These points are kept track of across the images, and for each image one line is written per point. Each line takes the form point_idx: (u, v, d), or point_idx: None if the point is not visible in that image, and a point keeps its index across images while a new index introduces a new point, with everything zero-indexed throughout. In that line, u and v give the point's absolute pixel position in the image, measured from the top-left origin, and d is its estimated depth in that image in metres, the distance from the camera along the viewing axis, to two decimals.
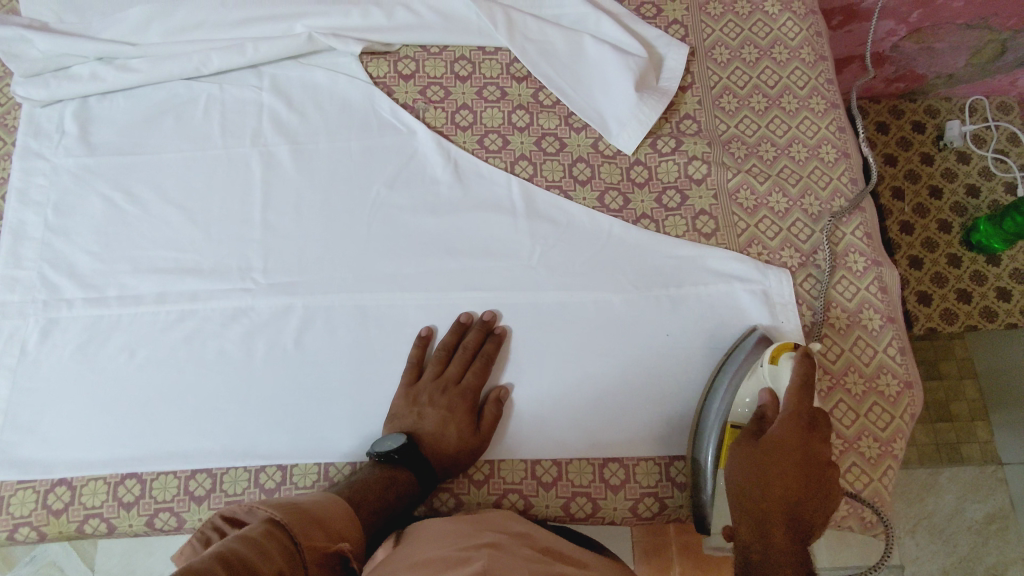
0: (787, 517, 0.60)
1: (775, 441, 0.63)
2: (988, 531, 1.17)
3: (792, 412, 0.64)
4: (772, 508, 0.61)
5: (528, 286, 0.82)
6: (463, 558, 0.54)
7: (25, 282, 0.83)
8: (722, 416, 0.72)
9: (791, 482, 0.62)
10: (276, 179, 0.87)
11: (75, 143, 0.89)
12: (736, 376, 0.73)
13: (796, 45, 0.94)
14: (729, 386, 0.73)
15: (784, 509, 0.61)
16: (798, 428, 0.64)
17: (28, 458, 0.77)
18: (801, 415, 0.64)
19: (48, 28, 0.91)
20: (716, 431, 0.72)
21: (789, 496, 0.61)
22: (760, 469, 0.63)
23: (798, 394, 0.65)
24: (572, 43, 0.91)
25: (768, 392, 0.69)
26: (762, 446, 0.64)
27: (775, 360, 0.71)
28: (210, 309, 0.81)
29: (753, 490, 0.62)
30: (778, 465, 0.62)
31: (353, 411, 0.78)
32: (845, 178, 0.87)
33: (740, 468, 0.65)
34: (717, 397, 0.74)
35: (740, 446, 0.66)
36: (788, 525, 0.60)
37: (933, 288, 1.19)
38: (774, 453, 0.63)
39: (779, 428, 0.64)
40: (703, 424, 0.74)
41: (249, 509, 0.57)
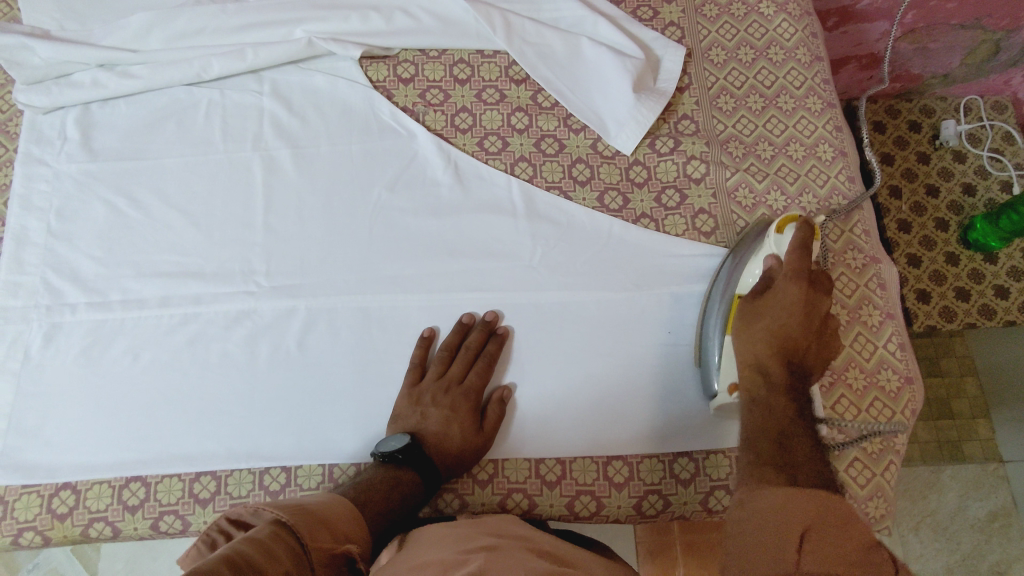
0: (786, 360, 0.66)
1: (780, 297, 0.68)
2: (991, 529, 1.17)
3: (792, 269, 0.69)
4: (775, 352, 0.66)
5: (530, 287, 0.83)
6: (461, 560, 0.54)
7: (28, 287, 0.83)
8: (728, 290, 0.76)
9: (793, 329, 0.66)
10: (277, 182, 0.87)
11: (78, 149, 0.89)
12: (742, 256, 0.77)
13: (791, 45, 0.95)
14: (735, 265, 0.77)
15: (785, 352, 0.66)
16: (800, 284, 0.68)
17: (32, 462, 0.77)
18: (803, 271, 0.69)
19: (50, 36, 0.91)
20: (724, 300, 0.76)
21: (790, 345, 0.66)
22: (766, 321, 0.67)
23: (798, 254, 0.69)
24: (570, 46, 0.92)
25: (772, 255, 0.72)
26: (767, 303, 0.69)
27: (780, 231, 0.74)
28: (213, 312, 0.81)
29: (757, 339, 0.67)
30: (781, 315, 0.67)
31: (357, 412, 0.78)
32: (843, 177, 0.88)
33: (744, 324, 0.69)
34: (724, 275, 0.78)
35: (747, 305, 0.70)
36: (788, 368, 0.65)
37: (932, 286, 1.20)
38: (776, 306, 0.68)
39: (783, 284, 0.69)
40: (713, 299, 0.78)
41: (256, 511, 0.57)
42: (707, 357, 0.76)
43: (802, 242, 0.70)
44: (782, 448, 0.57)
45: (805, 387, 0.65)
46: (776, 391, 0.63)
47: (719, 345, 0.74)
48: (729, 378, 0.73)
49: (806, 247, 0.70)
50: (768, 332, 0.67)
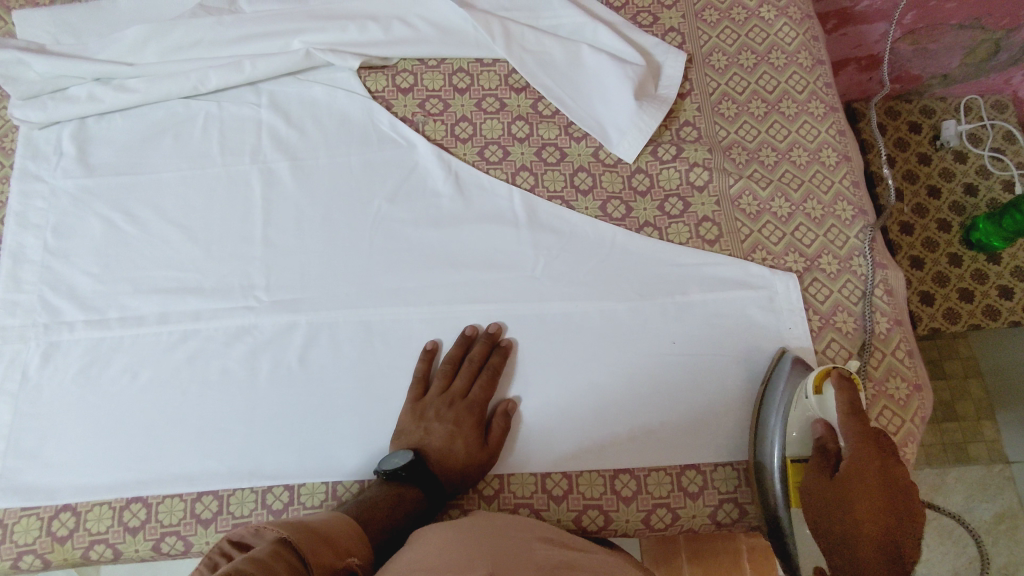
0: (884, 551, 0.58)
1: (851, 475, 0.62)
2: (998, 530, 1.16)
3: (856, 441, 0.63)
4: (866, 544, 0.59)
5: (533, 298, 0.82)
6: (471, 559, 0.51)
7: (25, 305, 0.82)
8: (780, 455, 0.71)
9: (875, 510, 0.60)
10: (276, 196, 0.86)
11: (74, 164, 0.88)
12: (783, 409, 0.72)
13: (793, 49, 0.94)
14: (778, 423, 0.72)
15: (882, 540, 0.59)
16: (868, 456, 0.62)
17: (31, 484, 0.76)
18: (867, 439, 0.63)
19: (45, 50, 0.90)
20: (779, 473, 0.70)
21: (879, 534, 0.59)
22: (840, 506, 0.62)
23: (853, 420, 0.64)
24: (570, 53, 0.91)
25: (821, 422, 0.67)
26: (839, 483, 0.63)
27: (820, 390, 0.69)
28: (213, 329, 0.80)
29: (844, 530, 0.61)
30: (856, 497, 0.61)
31: (360, 427, 0.77)
32: (847, 181, 0.87)
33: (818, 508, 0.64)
34: (772, 431, 0.72)
35: (813, 481, 0.66)
36: (888, 562, 0.57)
37: (934, 288, 1.20)
38: (852, 488, 0.62)
39: (852, 461, 0.62)
40: (764, 468, 0.72)
41: (257, 532, 0.55)
42: (780, 531, 0.72)
43: (851, 405, 0.65)
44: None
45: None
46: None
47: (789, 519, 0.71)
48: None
49: (858, 409, 0.65)
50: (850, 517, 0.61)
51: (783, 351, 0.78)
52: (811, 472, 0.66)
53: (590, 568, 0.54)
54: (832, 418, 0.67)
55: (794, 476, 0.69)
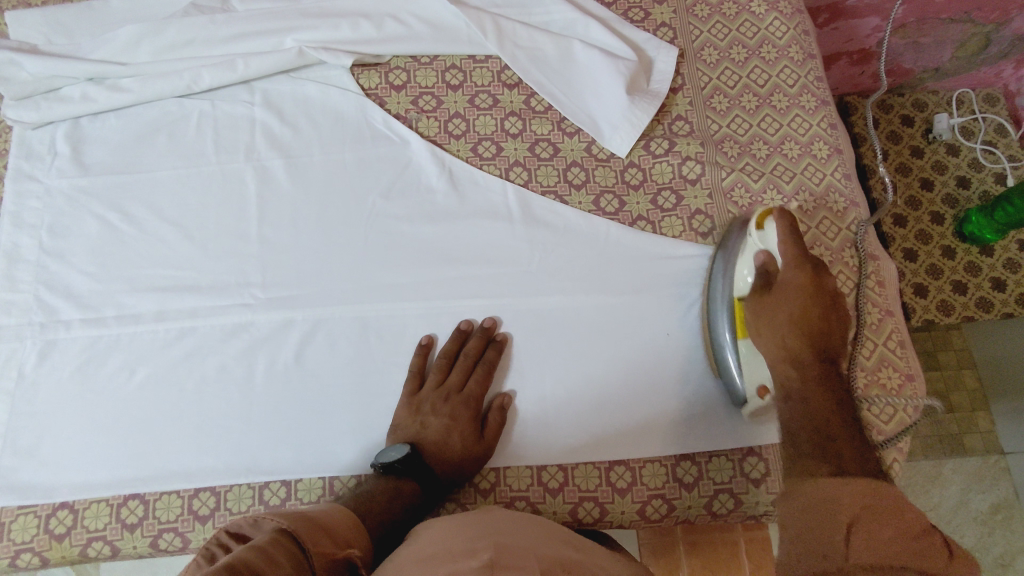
0: (817, 349, 0.63)
1: (790, 288, 0.66)
2: (993, 521, 1.17)
3: (793, 258, 0.67)
4: (801, 351, 0.63)
5: (528, 292, 0.82)
6: (470, 548, 0.52)
7: (21, 305, 0.82)
8: (728, 294, 0.75)
9: (812, 318, 0.64)
10: (271, 193, 0.87)
11: (68, 163, 0.88)
12: (731, 256, 0.77)
13: (784, 44, 0.95)
14: (726, 270, 0.76)
15: (812, 337, 0.64)
16: (803, 272, 0.66)
17: (28, 483, 0.76)
18: (806, 258, 0.66)
19: (38, 50, 0.91)
20: (726, 308, 0.74)
21: (810, 339, 0.63)
22: (778, 318, 0.66)
23: (792, 243, 0.67)
24: (561, 49, 0.92)
25: (762, 252, 0.71)
26: (779, 295, 0.66)
27: (761, 227, 0.73)
28: (209, 325, 0.81)
29: (785, 333, 0.64)
30: (793, 307, 0.65)
31: (357, 422, 0.77)
32: (839, 174, 0.88)
33: (759, 319, 0.67)
34: (720, 276, 0.77)
35: (755, 301, 0.69)
36: (820, 355, 0.63)
37: (928, 280, 1.22)
38: (789, 299, 0.65)
39: (792, 274, 0.66)
40: (714, 309, 0.76)
41: (255, 522, 0.56)
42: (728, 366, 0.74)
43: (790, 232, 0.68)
44: (829, 453, 0.53)
45: (837, 374, 0.62)
46: (812, 395, 0.60)
47: (735, 351, 0.73)
48: (758, 379, 0.72)
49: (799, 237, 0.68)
50: (789, 324, 0.64)
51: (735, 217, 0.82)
52: (753, 294, 0.69)
53: (588, 562, 0.55)
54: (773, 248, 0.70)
55: (740, 308, 0.73)
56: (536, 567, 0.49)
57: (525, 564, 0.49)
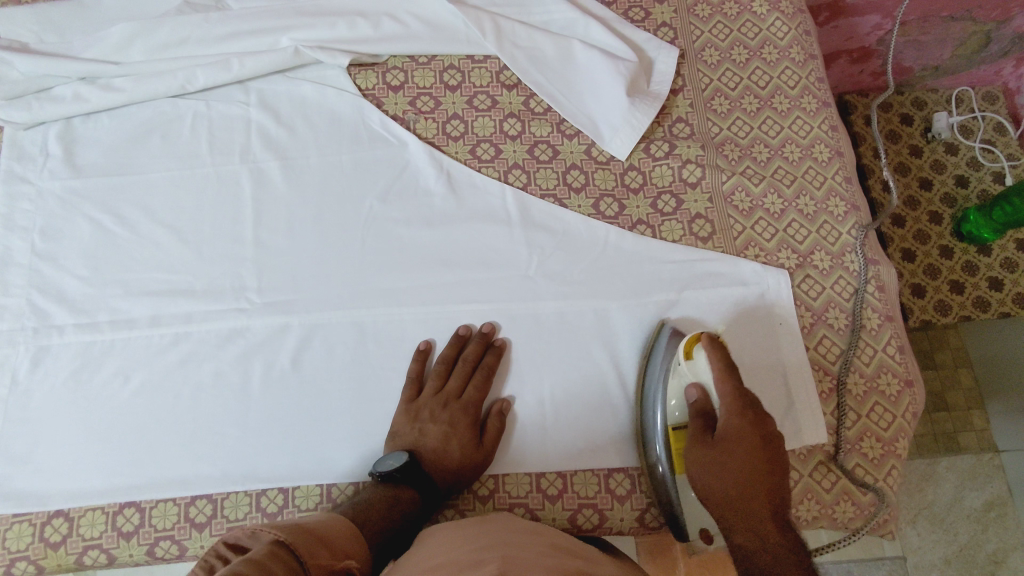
0: (767, 503, 0.63)
1: (734, 436, 0.66)
2: (987, 518, 1.17)
3: (731, 399, 0.66)
4: (751, 503, 0.63)
5: (528, 298, 0.82)
6: (475, 561, 0.52)
7: (13, 310, 0.81)
8: (663, 424, 0.73)
9: (757, 467, 0.64)
10: (267, 196, 0.86)
11: (61, 165, 0.87)
12: (663, 376, 0.75)
13: (785, 44, 0.94)
14: (659, 394, 0.75)
15: (760, 483, 0.64)
16: (743, 416, 0.66)
17: (22, 491, 0.75)
18: (744, 403, 0.67)
19: (29, 49, 0.89)
20: (662, 438, 0.73)
21: (755, 488, 0.64)
22: (725, 468, 0.65)
23: (729, 383, 0.67)
24: (561, 49, 0.91)
25: (696, 386, 0.71)
26: (722, 443, 0.66)
27: (690, 355, 0.72)
28: (205, 331, 0.80)
29: (731, 488, 0.65)
30: (740, 456, 0.65)
31: (354, 429, 0.77)
32: (840, 177, 0.87)
33: (706, 469, 0.67)
34: (653, 400, 0.75)
35: (695, 445, 0.68)
36: (770, 507, 0.63)
37: (926, 281, 1.22)
38: (733, 447, 0.65)
39: (733, 421, 0.66)
40: (649, 438, 0.75)
41: (253, 534, 0.56)
42: (669, 500, 0.73)
43: (725, 363, 0.68)
44: None
45: (790, 525, 0.62)
46: (775, 551, 0.60)
47: (674, 486, 0.72)
48: (698, 522, 0.73)
49: (734, 374, 0.67)
50: (738, 478, 0.64)
51: (662, 322, 0.80)
52: (692, 436, 0.69)
53: (593, 572, 0.55)
54: (705, 379, 0.70)
55: (676, 441, 0.72)
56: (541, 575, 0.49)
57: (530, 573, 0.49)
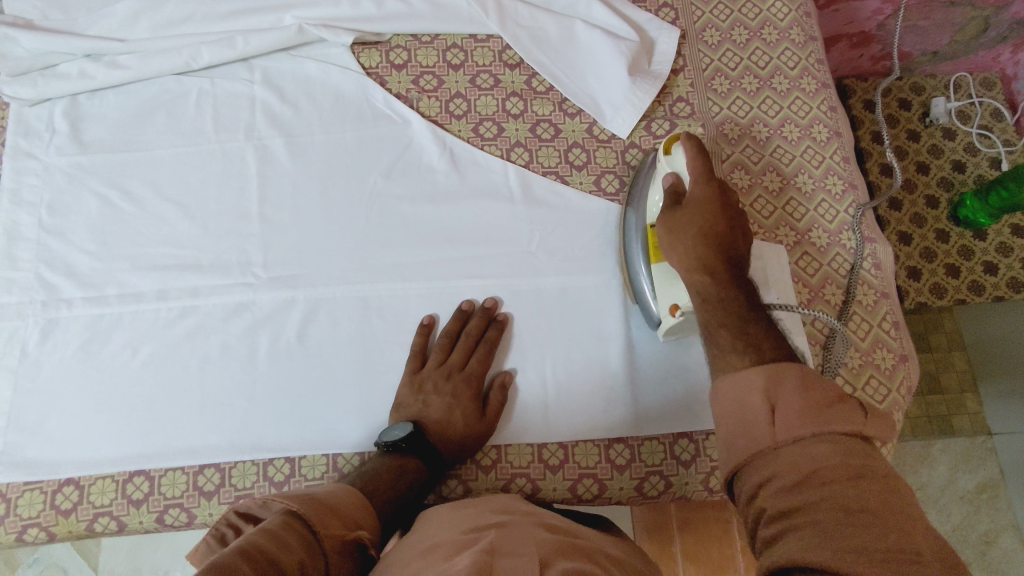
0: (724, 255, 0.66)
1: (698, 203, 0.68)
2: (979, 500, 1.20)
3: (699, 174, 0.69)
4: (709, 253, 0.66)
5: (529, 272, 0.83)
6: (471, 539, 0.53)
7: (22, 283, 0.82)
8: (642, 220, 0.78)
9: (718, 226, 0.66)
10: (272, 172, 0.86)
11: (67, 141, 0.88)
12: (645, 185, 0.80)
13: (785, 25, 0.95)
14: (641, 198, 0.80)
15: (718, 239, 0.66)
16: (708, 186, 0.68)
17: (32, 460, 0.76)
18: (712, 175, 0.69)
19: (34, 26, 0.90)
20: (640, 233, 0.78)
21: (713, 242, 0.66)
22: (689, 231, 0.67)
23: (700, 161, 0.69)
24: (564, 28, 0.91)
25: (670, 175, 0.72)
26: (687, 211, 0.68)
27: (669, 152, 0.74)
28: (211, 305, 0.81)
29: (693, 246, 0.66)
30: (703, 219, 0.67)
31: (359, 400, 0.78)
32: (838, 156, 0.89)
33: (670, 235, 0.69)
34: (635, 209, 0.80)
35: (663, 217, 0.70)
36: (726, 256, 0.65)
37: (922, 263, 1.24)
38: (699, 211, 0.67)
39: (700, 189, 0.68)
40: (629, 236, 0.80)
41: (265, 504, 0.57)
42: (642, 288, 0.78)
43: (699, 151, 0.70)
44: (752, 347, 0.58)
45: (742, 273, 0.65)
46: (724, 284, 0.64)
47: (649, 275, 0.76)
48: (669, 300, 0.73)
49: (706, 156, 0.70)
50: (697, 236, 0.66)
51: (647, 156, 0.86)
52: (663, 210, 0.70)
53: (588, 548, 0.56)
54: (680, 168, 0.72)
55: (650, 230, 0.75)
56: (535, 551, 0.51)
57: (524, 550, 0.50)
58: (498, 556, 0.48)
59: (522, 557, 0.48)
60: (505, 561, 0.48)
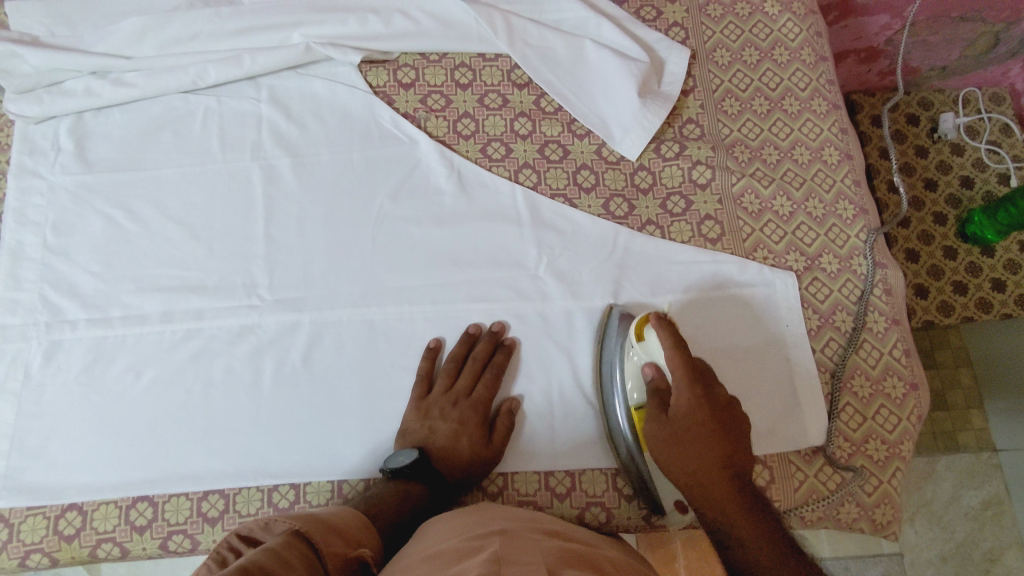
0: (728, 470, 0.66)
1: (686, 412, 0.67)
2: (984, 517, 1.19)
3: (681, 376, 0.66)
4: (710, 466, 0.66)
5: (537, 297, 0.82)
6: (472, 548, 0.53)
7: (26, 304, 0.82)
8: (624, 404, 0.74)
9: (709, 435, 0.66)
10: (278, 192, 0.86)
11: (72, 160, 0.87)
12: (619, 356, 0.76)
13: (796, 46, 0.94)
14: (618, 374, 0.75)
15: (719, 452, 0.66)
16: (690, 388, 0.66)
17: (35, 484, 0.76)
18: (694, 376, 0.67)
19: (40, 43, 0.89)
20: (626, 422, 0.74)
21: (711, 454, 0.66)
22: (684, 444, 0.66)
23: (681, 357, 0.66)
24: (573, 48, 0.91)
25: (651, 365, 0.70)
26: (676, 421, 0.67)
27: (641, 337, 0.71)
28: (216, 328, 0.80)
29: (691, 465, 0.66)
30: (695, 431, 0.66)
31: (365, 426, 0.78)
32: (849, 180, 0.88)
33: (664, 445, 0.68)
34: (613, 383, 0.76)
35: (653, 424, 0.69)
36: (729, 471, 0.65)
37: (929, 281, 1.23)
38: (690, 424, 0.66)
39: (685, 396, 0.67)
40: (611, 416, 0.76)
41: (266, 525, 0.56)
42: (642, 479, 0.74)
43: (675, 338, 0.67)
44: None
45: (747, 484, 0.65)
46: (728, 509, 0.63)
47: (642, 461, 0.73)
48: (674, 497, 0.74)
49: (684, 347, 0.67)
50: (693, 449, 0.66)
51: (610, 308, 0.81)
52: (650, 417, 0.69)
53: (591, 554, 0.56)
54: (658, 357, 0.70)
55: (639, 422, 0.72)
56: (540, 559, 0.50)
57: (528, 558, 0.50)
58: (505, 565, 0.47)
59: (530, 566, 0.47)
60: (513, 568, 0.47)
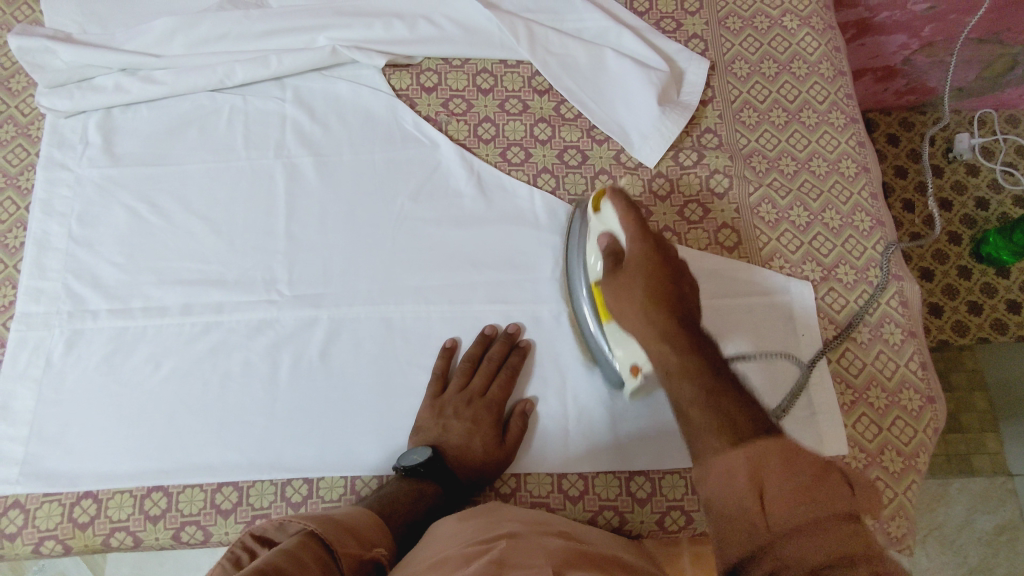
0: (679, 317, 0.58)
1: (635, 260, 0.63)
2: (997, 542, 1.15)
3: (633, 229, 0.65)
4: (658, 312, 0.58)
5: (554, 299, 0.83)
6: (480, 549, 0.53)
7: (50, 293, 0.83)
8: (585, 280, 0.77)
9: (659, 282, 0.60)
10: (300, 191, 0.87)
11: (100, 154, 0.89)
12: (580, 241, 0.79)
13: (815, 59, 0.95)
14: (578, 256, 0.79)
15: (668, 304, 0.60)
16: (642, 241, 0.64)
17: (52, 471, 0.76)
18: (647, 230, 0.64)
19: (73, 39, 0.91)
20: (587, 293, 0.77)
21: (660, 299, 0.59)
22: (630, 291, 0.61)
23: (632, 217, 0.65)
24: (594, 57, 0.92)
25: (605, 235, 0.69)
26: (627, 271, 0.63)
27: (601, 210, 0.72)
28: (236, 321, 0.81)
29: (639, 308, 0.60)
30: (642, 277, 0.61)
31: (380, 423, 0.78)
32: (866, 194, 0.88)
33: (613, 297, 0.63)
34: (577, 267, 0.79)
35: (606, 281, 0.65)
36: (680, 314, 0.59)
37: (944, 300, 1.23)
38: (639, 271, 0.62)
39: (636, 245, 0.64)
40: (575, 295, 0.79)
41: (280, 525, 0.57)
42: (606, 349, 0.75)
43: (628, 204, 0.66)
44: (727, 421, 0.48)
45: (698, 333, 0.58)
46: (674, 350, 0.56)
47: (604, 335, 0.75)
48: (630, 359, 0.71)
49: (637, 208, 0.66)
50: (642, 295, 0.60)
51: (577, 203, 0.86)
52: (604, 273, 0.65)
53: (597, 554, 0.56)
54: (614, 227, 0.69)
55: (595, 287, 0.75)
56: (544, 560, 0.50)
57: (533, 559, 0.50)
58: (509, 569, 0.47)
59: (534, 568, 0.48)
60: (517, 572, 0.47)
